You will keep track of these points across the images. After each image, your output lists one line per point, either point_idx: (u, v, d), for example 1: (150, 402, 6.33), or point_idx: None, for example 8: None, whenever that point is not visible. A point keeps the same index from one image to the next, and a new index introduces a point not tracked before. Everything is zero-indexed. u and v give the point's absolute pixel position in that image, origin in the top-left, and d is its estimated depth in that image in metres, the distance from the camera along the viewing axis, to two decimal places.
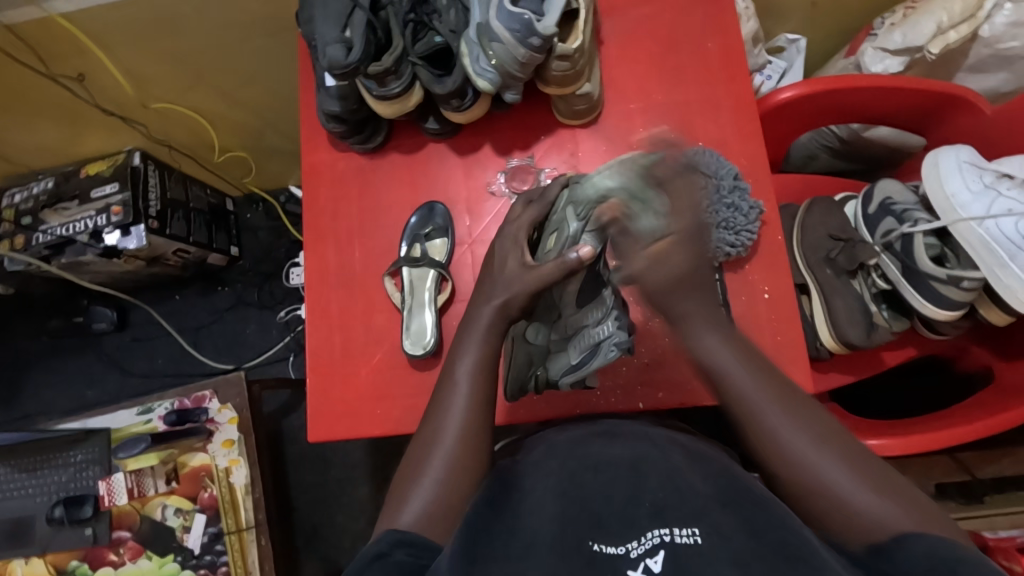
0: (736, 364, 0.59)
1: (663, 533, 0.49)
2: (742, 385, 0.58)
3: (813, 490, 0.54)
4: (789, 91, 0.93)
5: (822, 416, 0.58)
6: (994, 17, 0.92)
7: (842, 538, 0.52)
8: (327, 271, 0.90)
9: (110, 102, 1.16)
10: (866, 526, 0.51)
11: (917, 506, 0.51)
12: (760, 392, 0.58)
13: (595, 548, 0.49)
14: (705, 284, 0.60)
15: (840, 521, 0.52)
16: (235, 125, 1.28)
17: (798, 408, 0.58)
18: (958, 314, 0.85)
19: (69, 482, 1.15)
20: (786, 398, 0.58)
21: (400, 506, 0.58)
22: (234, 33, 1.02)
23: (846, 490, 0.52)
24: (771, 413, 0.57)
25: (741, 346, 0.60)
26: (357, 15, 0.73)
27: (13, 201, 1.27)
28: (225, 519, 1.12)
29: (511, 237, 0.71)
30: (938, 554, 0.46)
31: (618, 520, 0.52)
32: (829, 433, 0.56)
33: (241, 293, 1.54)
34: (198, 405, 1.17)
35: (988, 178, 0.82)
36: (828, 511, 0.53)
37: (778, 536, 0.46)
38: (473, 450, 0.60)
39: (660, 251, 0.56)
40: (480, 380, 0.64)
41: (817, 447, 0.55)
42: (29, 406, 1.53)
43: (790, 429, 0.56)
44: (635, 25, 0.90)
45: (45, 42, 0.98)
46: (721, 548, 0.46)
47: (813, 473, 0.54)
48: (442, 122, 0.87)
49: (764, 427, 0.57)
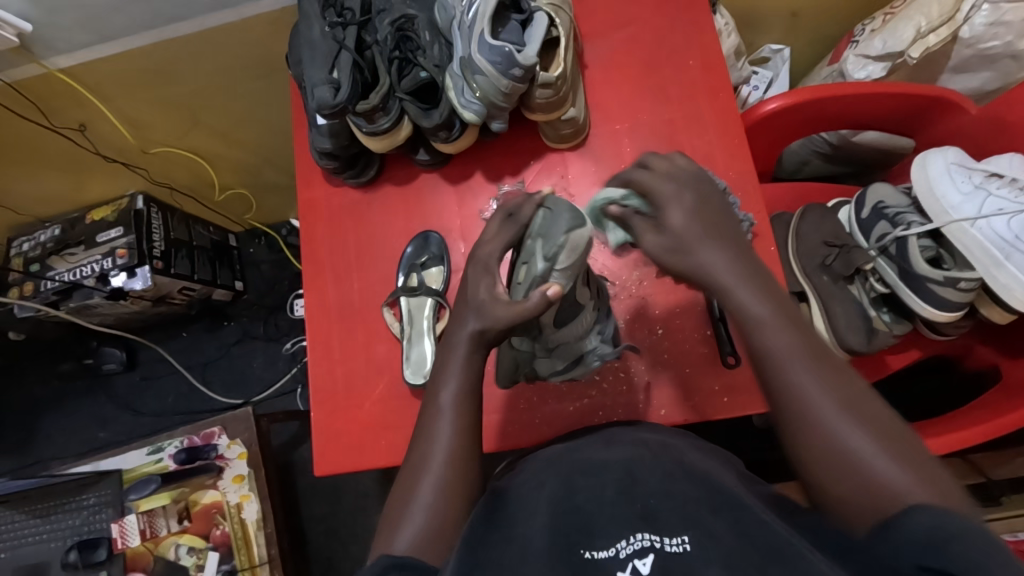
0: (768, 314, 0.56)
1: (651, 539, 0.49)
2: (773, 343, 0.55)
3: (827, 457, 0.50)
4: (774, 103, 0.94)
5: (854, 381, 0.53)
6: (973, 19, 0.92)
7: (849, 510, 0.48)
8: (326, 304, 0.91)
9: (112, 149, 1.19)
10: (879, 500, 0.46)
11: (937, 482, 0.46)
12: (785, 349, 0.54)
13: (584, 553, 0.49)
14: (711, 229, 0.60)
15: (851, 492, 0.48)
16: (233, 164, 1.30)
17: (829, 371, 0.53)
18: (958, 315, 0.85)
19: (83, 526, 1.15)
20: (813, 355, 0.54)
21: (393, 533, 0.57)
22: (228, 77, 1.05)
23: (861, 457, 0.48)
24: (793, 368, 0.53)
25: (774, 299, 0.58)
26: (343, 55, 0.76)
27: (22, 250, 1.30)
28: (238, 556, 1.12)
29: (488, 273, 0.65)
30: (936, 528, 0.41)
31: (607, 521, 0.52)
32: (859, 400, 0.52)
33: (247, 327, 1.56)
34: (208, 441, 1.18)
35: (978, 178, 0.82)
36: (838, 478, 0.49)
37: (770, 538, 0.46)
38: (464, 475, 0.60)
39: (662, 219, 0.61)
40: (466, 404, 0.62)
41: (837, 408, 0.51)
42: (44, 451, 1.55)
43: (816, 390, 0.52)
44: (617, 48, 0.92)
45: (47, 96, 1.01)
46: (711, 553, 0.46)
47: (828, 435, 0.50)
48: (433, 153, 0.88)
49: (788, 382, 0.53)
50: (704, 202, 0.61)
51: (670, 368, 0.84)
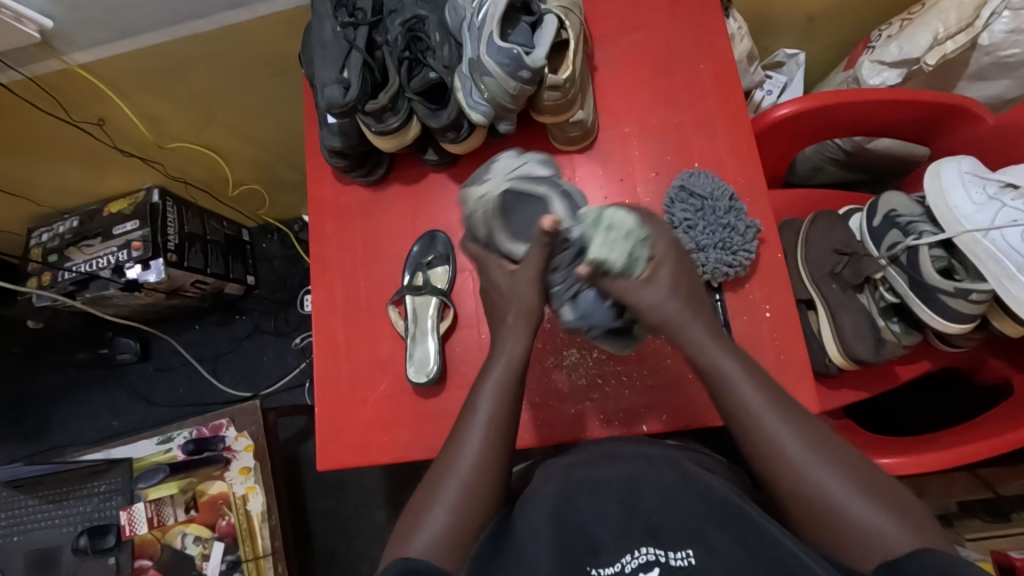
0: (738, 371, 0.61)
1: (656, 553, 0.50)
2: (747, 398, 0.59)
3: (811, 500, 0.54)
4: (786, 108, 0.93)
5: (820, 429, 0.58)
6: (993, 26, 0.90)
7: (840, 557, 0.51)
8: (333, 301, 0.92)
9: (129, 144, 1.21)
10: (872, 542, 0.50)
11: (916, 521, 0.51)
12: (760, 403, 0.59)
13: (591, 570, 0.51)
14: (689, 302, 0.68)
15: (841, 535, 0.51)
16: (247, 160, 1.32)
17: (797, 419, 0.58)
18: (970, 327, 0.84)
19: (94, 512, 1.18)
20: (784, 408, 0.59)
21: (410, 535, 0.57)
22: (242, 75, 1.06)
23: (843, 502, 0.52)
24: (773, 425, 0.57)
25: (741, 358, 0.63)
26: (353, 56, 0.76)
27: (41, 241, 1.34)
28: (242, 547, 1.13)
29: (487, 163, 0.81)
30: (939, 569, 0.45)
31: (613, 537, 0.53)
32: (829, 447, 0.56)
33: (258, 321, 1.58)
34: (215, 433, 1.19)
35: (992, 188, 0.81)
36: (825, 521, 0.52)
37: (774, 554, 0.46)
38: (486, 483, 0.60)
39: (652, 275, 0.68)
40: (498, 413, 0.64)
41: (815, 457, 0.55)
42: (58, 437, 1.58)
43: (790, 440, 0.56)
44: (628, 51, 0.92)
45: (67, 91, 1.03)
46: (715, 565, 0.48)
47: (806, 479, 0.54)
48: (441, 153, 0.89)
49: (761, 430, 0.58)
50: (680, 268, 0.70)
51: (674, 373, 0.84)
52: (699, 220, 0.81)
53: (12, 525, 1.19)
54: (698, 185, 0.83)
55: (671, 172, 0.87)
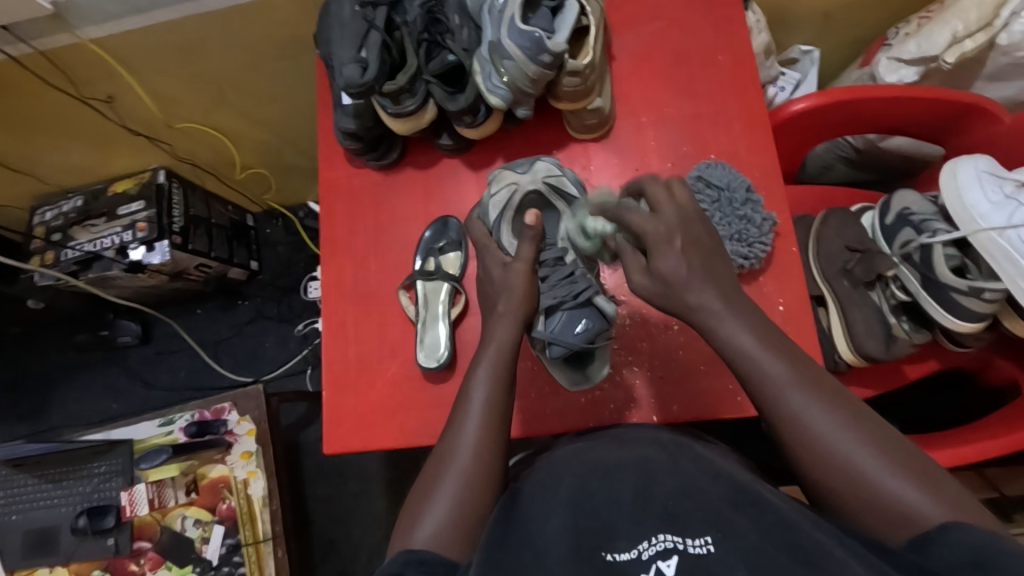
0: (758, 345, 0.58)
1: (674, 540, 0.48)
2: (768, 371, 0.56)
3: (839, 476, 0.52)
4: (802, 103, 0.93)
5: (850, 400, 0.55)
6: (1012, 26, 0.89)
7: (874, 534, 0.50)
8: (342, 285, 0.92)
9: (137, 123, 1.20)
10: (901, 519, 0.48)
11: (948, 492, 0.49)
12: (785, 378, 0.56)
13: (606, 555, 0.49)
14: (710, 271, 0.60)
15: (869, 512, 0.50)
16: (255, 143, 1.31)
17: (822, 391, 0.55)
18: (981, 326, 0.84)
19: (93, 493, 1.17)
20: (809, 380, 0.56)
21: (414, 525, 0.57)
22: (255, 55, 1.05)
23: (874, 476, 0.50)
24: (795, 398, 0.55)
25: (758, 328, 0.59)
26: (372, 35, 0.76)
27: (45, 219, 1.33)
28: (243, 531, 1.12)
29: (530, 157, 0.86)
30: (971, 549, 0.43)
31: (629, 523, 0.51)
32: (861, 421, 0.53)
33: (261, 307, 1.57)
34: (218, 417, 1.18)
35: (1009, 188, 0.81)
36: (853, 498, 0.51)
37: (792, 540, 0.45)
38: (487, 467, 0.60)
39: (650, 261, 0.60)
40: (495, 393, 0.64)
41: (845, 434, 0.53)
42: (56, 418, 1.57)
43: (816, 416, 0.54)
44: (646, 41, 0.91)
45: (76, 65, 1.02)
46: (735, 554, 0.45)
47: (835, 456, 0.52)
48: (455, 138, 0.88)
49: (785, 408, 0.55)
50: (689, 240, 0.59)
51: (684, 365, 0.83)
52: (716, 211, 0.80)
53: (11, 504, 1.19)
54: (715, 176, 0.82)
55: (687, 163, 0.87)
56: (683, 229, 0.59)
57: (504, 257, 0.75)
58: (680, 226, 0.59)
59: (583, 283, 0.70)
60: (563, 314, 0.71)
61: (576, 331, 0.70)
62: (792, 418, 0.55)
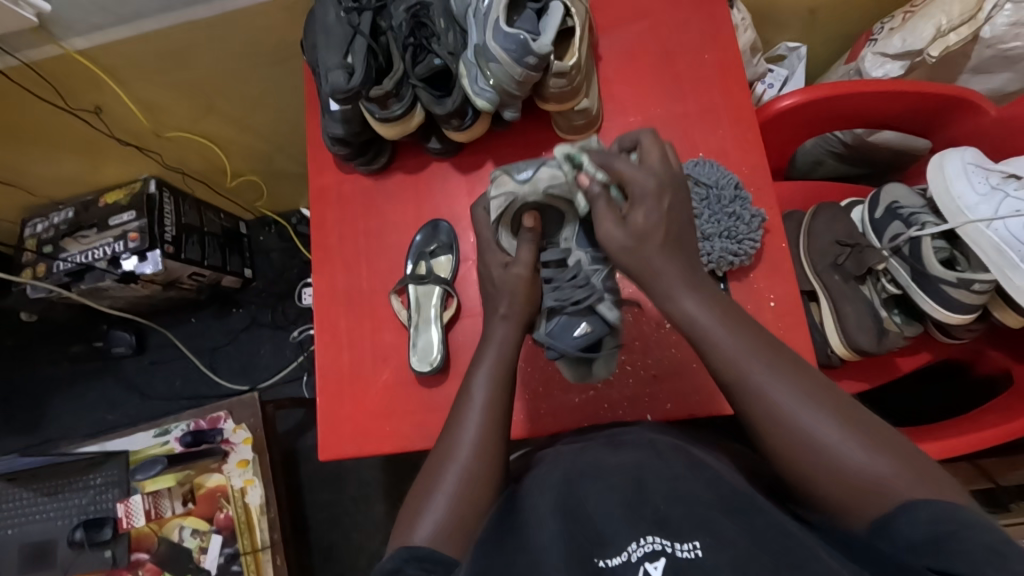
0: (718, 321, 0.59)
1: (662, 543, 0.48)
2: (729, 347, 0.57)
3: (803, 453, 0.52)
4: (789, 99, 0.93)
5: (813, 377, 0.56)
6: (995, 19, 0.90)
7: (843, 512, 0.50)
8: (335, 289, 0.92)
9: (126, 132, 1.20)
10: (870, 494, 0.48)
11: (914, 465, 0.49)
12: (747, 353, 0.56)
13: (598, 561, 0.49)
14: (676, 238, 0.61)
15: (837, 492, 0.50)
16: (246, 150, 1.31)
17: (787, 367, 0.56)
18: (971, 318, 0.84)
19: (90, 505, 1.17)
20: (771, 356, 0.56)
21: (412, 524, 0.57)
22: (243, 62, 1.05)
23: (842, 451, 0.50)
24: (758, 372, 0.55)
25: (718, 306, 0.60)
26: (358, 41, 0.76)
27: (35, 231, 1.32)
28: (241, 539, 1.12)
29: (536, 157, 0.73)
30: (936, 527, 0.44)
31: (619, 526, 0.51)
32: (823, 395, 0.54)
33: (256, 314, 1.57)
34: (213, 426, 1.18)
35: (995, 179, 0.82)
36: (821, 475, 0.51)
37: (783, 546, 0.46)
38: (486, 469, 0.60)
39: (628, 212, 0.61)
40: (496, 396, 0.64)
41: (808, 411, 0.53)
42: (51, 431, 1.56)
43: (781, 392, 0.54)
44: (632, 40, 0.91)
45: (62, 76, 1.02)
46: (723, 556, 0.45)
47: (800, 433, 0.52)
48: (444, 142, 0.88)
49: (750, 386, 0.55)
50: (676, 201, 0.61)
51: (678, 362, 0.84)
52: (704, 209, 0.80)
53: (8, 517, 1.18)
54: (703, 174, 0.83)
55: None
56: (675, 192, 0.62)
57: (505, 257, 0.75)
58: (671, 183, 0.62)
59: (585, 290, 0.70)
60: (563, 317, 0.71)
61: (574, 336, 0.70)
62: (758, 397, 0.55)
